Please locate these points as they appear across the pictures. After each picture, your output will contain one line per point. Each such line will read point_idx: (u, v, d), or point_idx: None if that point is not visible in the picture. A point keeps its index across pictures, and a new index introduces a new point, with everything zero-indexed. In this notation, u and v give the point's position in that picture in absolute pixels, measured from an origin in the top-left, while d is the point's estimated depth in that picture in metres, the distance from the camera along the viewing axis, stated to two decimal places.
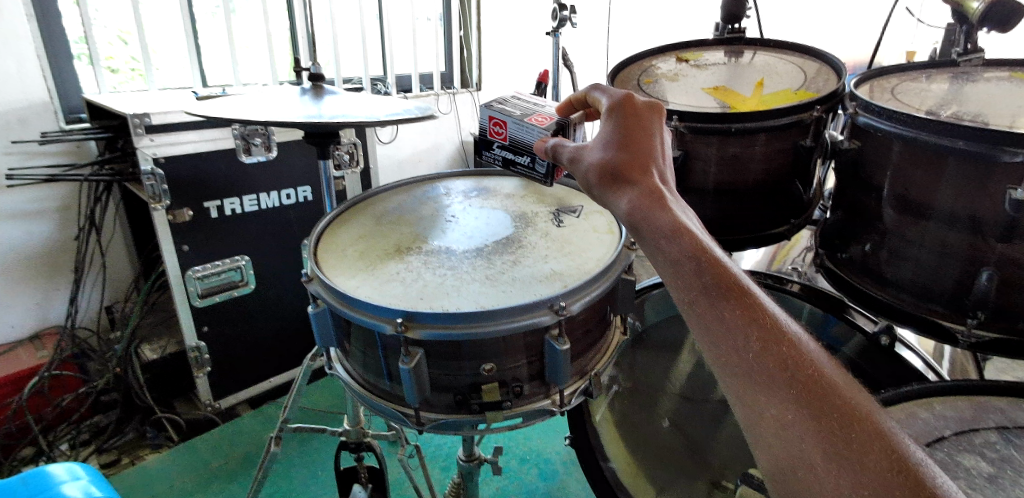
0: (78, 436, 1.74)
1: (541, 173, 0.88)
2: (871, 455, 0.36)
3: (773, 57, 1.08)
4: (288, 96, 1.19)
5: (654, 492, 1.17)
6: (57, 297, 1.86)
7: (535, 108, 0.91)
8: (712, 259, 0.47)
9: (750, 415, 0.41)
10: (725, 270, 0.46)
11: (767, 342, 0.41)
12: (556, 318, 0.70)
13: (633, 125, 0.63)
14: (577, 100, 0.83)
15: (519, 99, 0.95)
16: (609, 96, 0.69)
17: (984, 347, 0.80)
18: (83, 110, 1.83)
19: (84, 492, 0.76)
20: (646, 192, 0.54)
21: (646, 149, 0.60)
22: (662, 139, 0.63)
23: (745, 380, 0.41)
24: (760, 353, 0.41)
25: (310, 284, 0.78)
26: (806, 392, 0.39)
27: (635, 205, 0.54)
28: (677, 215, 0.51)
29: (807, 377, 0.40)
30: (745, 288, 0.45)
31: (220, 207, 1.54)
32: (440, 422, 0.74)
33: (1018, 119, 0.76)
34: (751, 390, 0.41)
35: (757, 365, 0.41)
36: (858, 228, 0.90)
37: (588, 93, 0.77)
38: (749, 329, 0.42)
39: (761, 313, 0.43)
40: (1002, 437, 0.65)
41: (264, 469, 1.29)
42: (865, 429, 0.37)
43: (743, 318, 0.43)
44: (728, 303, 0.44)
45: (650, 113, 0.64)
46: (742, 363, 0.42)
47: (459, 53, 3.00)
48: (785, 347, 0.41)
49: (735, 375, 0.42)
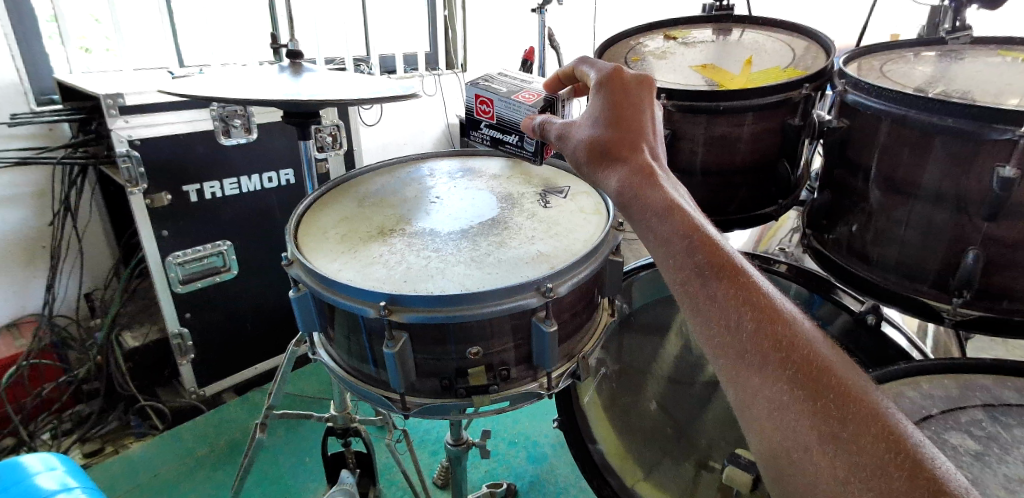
0: (60, 426, 1.71)
1: (530, 151, 0.88)
2: (868, 437, 0.36)
3: (762, 35, 1.06)
4: (266, 75, 1.16)
5: (643, 473, 1.18)
6: (34, 285, 1.82)
7: (522, 84, 0.90)
8: (704, 236, 0.46)
9: (743, 396, 0.40)
10: (718, 249, 0.45)
11: (761, 321, 0.41)
12: (543, 300, 0.69)
13: (621, 100, 0.62)
14: (565, 74, 0.82)
15: (507, 75, 0.94)
16: (598, 70, 0.67)
17: (968, 324, 0.80)
18: (55, 92, 1.77)
19: (60, 483, 0.74)
20: (636, 171, 0.54)
21: (635, 124, 0.59)
22: (652, 114, 0.62)
23: (738, 360, 0.40)
24: (754, 332, 0.40)
25: (290, 268, 0.76)
26: (801, 372, 0.38)
27: (626, 184, 0.53)
28: (669, 193, 0.50)
29: (802, 358, 0.39)
30: (738, 266, 0.44)
31: (199, 190, 1.51)
32: (426, 407, 0.73)
33: (1005, 96, 0.76)
34: (745, 371, 0.40)
35: (749, 345, 0.40)
36: (845, 208, 0.89)
37: (577, 67, 0.75)
38: (742, 308, 0.41)
39: (754, 292, 0.42)
40: (988, 415, 0.66)
41: (251, 455, 1.27)
42: (861, 410, 0.37)
43: (736, 297, 0.42)
44: (720, 283, 0.43)
45: (639, 87, 0.63)
46: (735, 343, 0.41)
47: (444, 34, 2.95)
48: (780, 326, 0.40)
49: (727, 355, 0.41)
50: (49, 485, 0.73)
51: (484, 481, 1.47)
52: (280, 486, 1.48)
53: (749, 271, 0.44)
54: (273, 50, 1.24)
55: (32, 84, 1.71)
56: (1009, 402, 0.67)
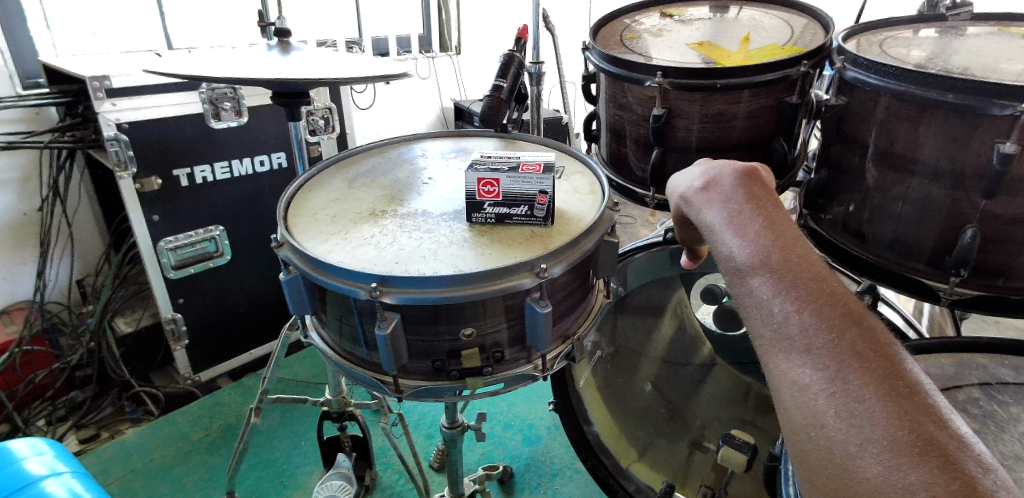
0: (54, 413, 1.71)
1: (541, 216, 0.77)
2: (884, 413, 0.34)
3: (760, 12, 1.05)
4: (254, 54, 1.13)
5: (637, 454, 1.20)
6: (24, 272, 1.80)
7: (515, 155, 0.79)
8: (752, 227, 0.46)
9: (770, 374, 0.39)
10: (761, 237, 0.44)
11: (791, 305, 0.40)
12: (537, 280, 0.68)
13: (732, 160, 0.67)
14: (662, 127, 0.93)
15: (491, 153, 0.82)
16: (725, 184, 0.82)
17: (966, 303, 0.80)
18: (40, 75, 1.72)
19: (48, 469, 0.73)
20: (730, 168, 0.54)
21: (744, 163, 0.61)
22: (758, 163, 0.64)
23: (765, 343, 0.40)
24: (783, 316, 0.39)
25: (280, 250, 0.74)
26: (828, 349, 0.37)
27: (713, 178, 0.54)
28: (739, 187, 0.51)
29: (832, 337, 0.37)
30: (779, 250, 0.43)
31: (190, 174, 1.48)
32: (419, 389, 0.72)
33: (1006, 72, 0.75)
34: (771, 350, 0.39)
35: (777, 327, 0.39)
36: (841, 188, 0.89)
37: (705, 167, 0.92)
38: (777, 293, 0.40)
39: (789, 276, 0.41)
40: (984, 393, 0.65)
41: (245, 440, 1.26)
42: (885, 389, 0.35)
43: (769, 282, 0.41)
44: (756, 270, 0.42)
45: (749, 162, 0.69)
46: (763, 325, 0.40)
47: (437, 17, 2.91)
48: (813, 306, 0.39)
49: (759, 338, 0.40)
50: (37, 469, 0.72)
51: (479, 463, 1.48)
52: (277, 469, 1.48)
53: (794, 250, 0.43)
54: (260, 28, 1.21)
55: (18, 66, 1.67)
56: (1005, 380, 0.67)
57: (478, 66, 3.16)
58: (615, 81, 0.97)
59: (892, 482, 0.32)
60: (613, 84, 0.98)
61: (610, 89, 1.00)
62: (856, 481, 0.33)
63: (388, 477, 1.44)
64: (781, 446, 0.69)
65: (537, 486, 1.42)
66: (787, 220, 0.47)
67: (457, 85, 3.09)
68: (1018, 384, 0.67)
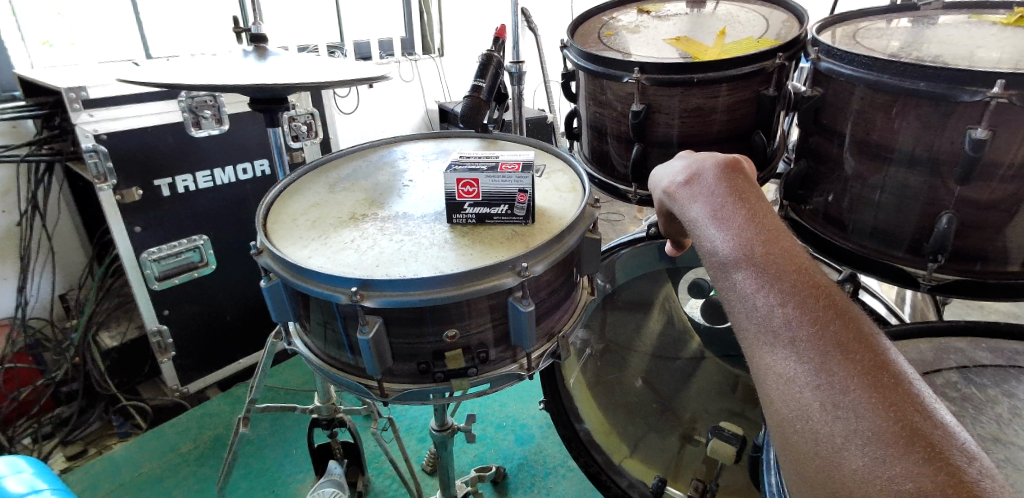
0: (40, 429, 1.68)
1: (521, 215, 0.77)
2: (870, 405, 0.34)
3: (737, 6, 1.06)
4: (231, 60, 1.13)
5: (629, 450, 1.24)
6: (4, 289, 1.76)
7: (495, 155, 0.79)
8: (737, 224, 0.45)
9: (756, 371, 0.39)
10: (746, 234, 0.44)
11: (778, 303, 0.39)
12: (520, 279, 0.68)
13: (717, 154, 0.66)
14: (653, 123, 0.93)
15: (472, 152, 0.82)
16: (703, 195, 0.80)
17: (945, 288, 0.81)
18: (14, 88, 1.69)
19: (28, 486, 0.72)
20: (719, 162, 0.54)
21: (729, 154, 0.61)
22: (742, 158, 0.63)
23: (753, 341, 0.40)
24: (771, 314, 0.39)
25: (260, 256, 0.73)
26: (812, 341, 0.37)
27: (699, 174, 0.54)
28: (722, 182, 0.51)
29: (815, 331, 0.37)
30: (761, 243, 0.43)
31: (171, 184, 1.47)
32: (404, 393, 0.72)
33: (977, 58, 0.76)
34: (758, 345, 0.39)
35: (764, 324, 0.39)
36: (821, 178, 0.89)
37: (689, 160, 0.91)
38: (764, 294, 0.40)
39: (777, 274, 0.41)
40: (962, 376, 0.66)
41: (233, 450, 1.24)
42: (869, 380, 0.35)
43: (755, 285, 0.41)
44: (744, 272, 0.42)
45: None
46: (751, 325, 0.40)
47: (419, 20, 2.91)
48: (796, 299, 0.39)
49: (745, 337, 0.40)
50: (16, 487, 0.71)
51: (472, 465, 1.48)
52: (266, 478, 1.47)
53: (775, 242, 0.43)
54: (237, 34, 1.20)
55: None
56: (982, 363, 0.68)
57: (461, 68, 3.17)
58: (595, 78, 0.97)
59: (878, 474, 0.32)
60: (592, 81, 0.98)
61: (589, 86, 1.00)
62: (842, 474, 0.33)
63: (381, 483, 1.43)
64: (764, 436, 0.69)
65: (530, 486, 1.42)
66: (767, 213, 0.47)
67: (441, 88, 3.10)
68: (996, 367, 0.67)
